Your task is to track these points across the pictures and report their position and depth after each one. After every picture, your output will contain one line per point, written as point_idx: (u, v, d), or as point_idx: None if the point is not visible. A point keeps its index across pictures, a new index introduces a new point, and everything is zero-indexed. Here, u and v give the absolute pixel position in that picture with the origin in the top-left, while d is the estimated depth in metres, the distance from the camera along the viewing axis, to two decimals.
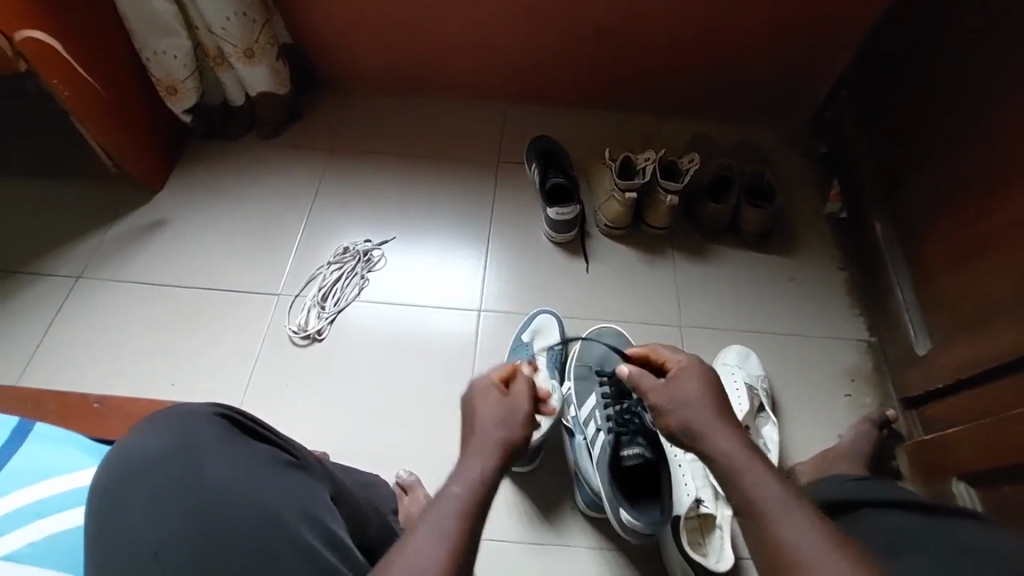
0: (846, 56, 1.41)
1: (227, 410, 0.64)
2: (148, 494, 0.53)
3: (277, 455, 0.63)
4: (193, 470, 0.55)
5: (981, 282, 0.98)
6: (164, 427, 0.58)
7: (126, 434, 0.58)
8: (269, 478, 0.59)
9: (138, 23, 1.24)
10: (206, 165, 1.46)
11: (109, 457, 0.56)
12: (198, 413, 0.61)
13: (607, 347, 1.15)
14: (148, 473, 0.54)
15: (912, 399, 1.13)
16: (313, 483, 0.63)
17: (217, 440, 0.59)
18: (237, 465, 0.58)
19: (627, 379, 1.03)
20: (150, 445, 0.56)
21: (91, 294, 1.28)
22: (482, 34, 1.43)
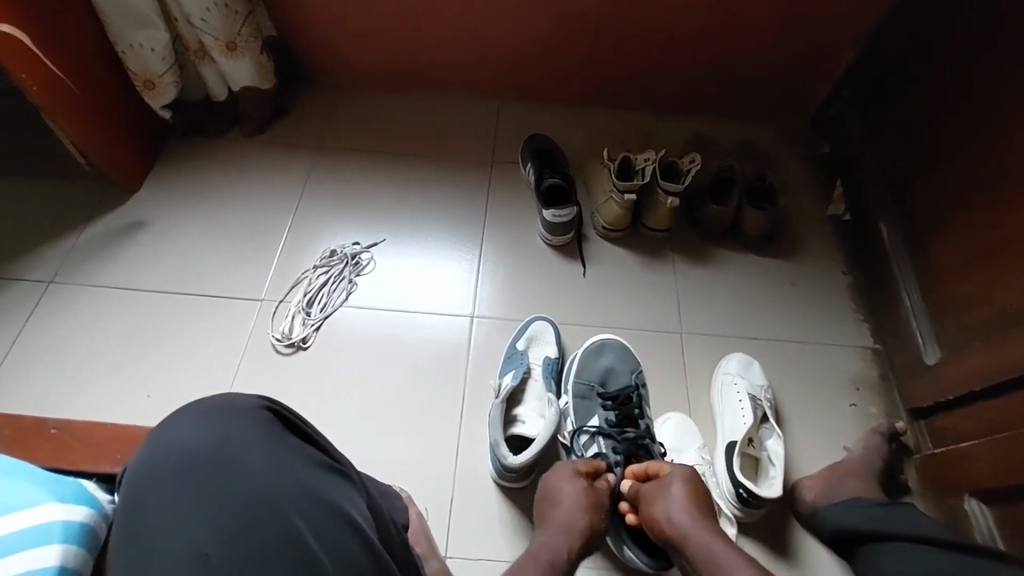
0: (851, 51, 1.36)
1: (271, 403, 0.60)
2: (184, 492, 0.51)
3: (317, 455, 0.58)
4: (227, 470, 0.53)
5: (995, 290, 0.94)
6: (204, 416, 0.56)
7: (167, 423, 0.56)
8: (306, 482, 0.55)
9: (111, 14, 1.18)
10: (187, 164, 1.40)
11: (148, 445, 0.54)
12: (241, 406, 0.58)
13: (608, 361, 1.10)
14: (185, 469, 0.52)
15: (920, 410, 1.09)
16: (351, 489, 0.58)
17: (255, 438, 0.56)
18: (274, 467, 0.54)
19: (633, 408, 1.02)
20: (188, 434, 0.54)
21: (64, 300, 1.21)
22: (476, 26, 1.37)
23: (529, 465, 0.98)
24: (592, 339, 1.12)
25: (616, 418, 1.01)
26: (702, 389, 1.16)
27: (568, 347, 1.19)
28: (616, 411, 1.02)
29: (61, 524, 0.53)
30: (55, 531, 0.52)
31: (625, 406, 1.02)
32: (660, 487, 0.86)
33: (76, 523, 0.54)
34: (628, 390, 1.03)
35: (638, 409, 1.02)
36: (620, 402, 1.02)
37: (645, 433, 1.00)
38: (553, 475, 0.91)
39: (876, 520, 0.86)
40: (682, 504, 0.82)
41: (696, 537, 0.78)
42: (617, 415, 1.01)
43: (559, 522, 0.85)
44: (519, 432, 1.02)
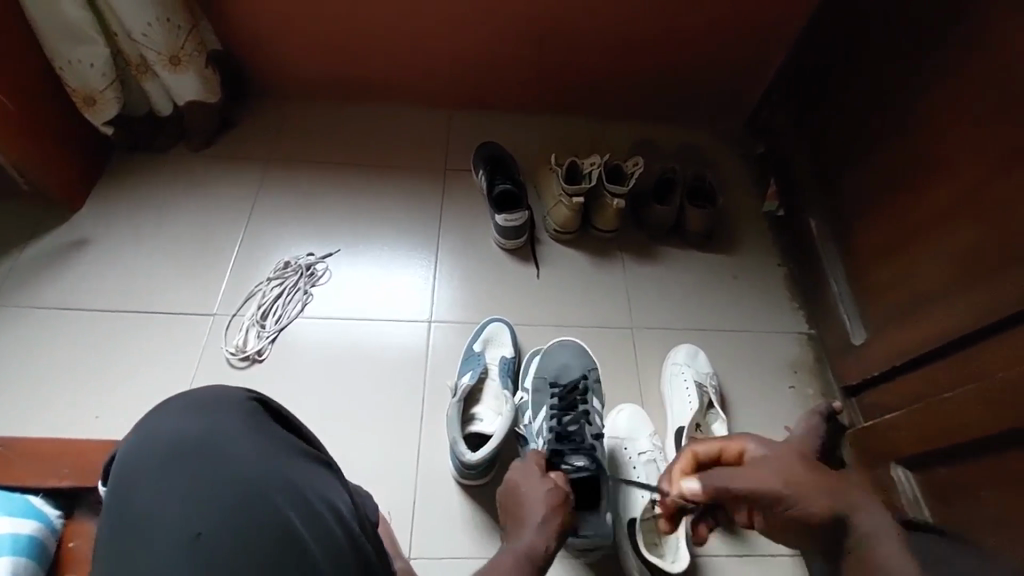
0: (776, 58, 1.46)
1: (257, 397, 0.63)
2: (172, 478, 0.53)
3: (303, 447, 0.61)
4: (216, 455, 0.54)
5: (909, 273, 1.03)
6: (196, 407, 0.58)
7: (153, 413, 0.57)
8: (294, 468, 0.57)
9: (46, 30, 1.15)
10: (132, 180, 1.37)
11: (137, 436, 0.56)
12: (229, 396, 0.60)
13: (563, 359, 1.13)
14: (173, 456, 0.54)
15: (851, 387, 1.18)
16: (335, 482, 0.61)
17: (242, 426, 0.58)
18: (262, 453, 0.56)
19: (577, 398, 1.05)
20: (179, 422, 0.56)
21: (3, 322, 1.17)
22: (424, 39, 1.41)
23: (487, 461, 1.01)
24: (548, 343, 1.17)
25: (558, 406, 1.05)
26: (653, 380, 1.21)
27: (525, 346, 1.23)
28: (560, 399, 1.06)
29: (11, 538, 0.63)
30: (5, 543, 0.62)
31: (572, 395, 1.06)
32: None
33: (25, 537, 0.64)
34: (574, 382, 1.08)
35: (582, 398, 1.06)
36: (566, 393, 1.07)
37: (582, 420, 1.02)
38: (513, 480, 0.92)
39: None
40: None
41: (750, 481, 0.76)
42: (562, 403, 1.06)
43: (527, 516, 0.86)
44: (476, 430, 1.04)
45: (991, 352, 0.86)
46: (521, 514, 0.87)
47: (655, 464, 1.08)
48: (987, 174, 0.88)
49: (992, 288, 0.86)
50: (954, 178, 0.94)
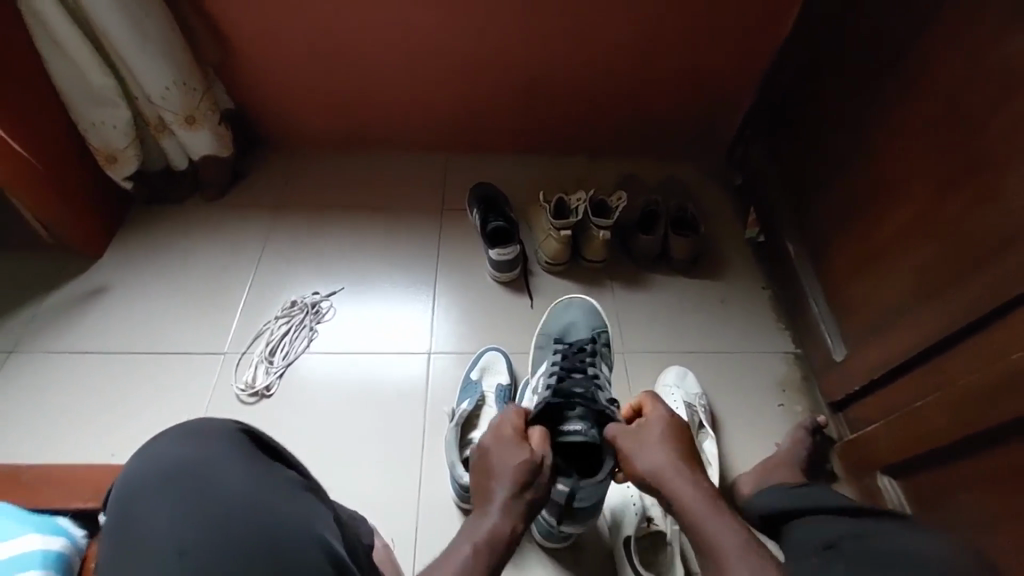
0: (747, 96, 1.57)
1: (246, 427, 0.69)
2: (170, 498, 0.59)
3: (291, 475, 0.67)
4: (209, 481, 0.60)
5: (880, 290, 1.09)
6: (190, 438, 0.64)
7: (154, 446, 0.64)
8: (280, 493, 0.63)
9: (74, 97, 1.26)
10: (148, 229, 1.46)
11: (139, 467, 0.62)
12: (221, 428, 0.67)
13: (573, 316, 1.23)
14: (170, 481, 0.60)
15: (836, 403, 1.22)
16: (321, 507, 0.66)
17: (233, 454, 0.64)
18: (250, 478, 0.62)
19: (585, 356, 1.08)
20: (176, 453, 0.62)
21: (25, 366, 1.24)
22: (419, 91, 1.52)
23: None
24: (559, 299, 1.28)
25: (565, 363, 1.05)
26: None
27: (521, 374, 1.28)
28: (567, 360, 1.06)
29: (40, 552, 0.61)
30: (35, 558, 0.60)
31: (577, 355, 1.08)
32: (639, 429, 0.83)
33: (54, 551, 0.62)
34: (580, 340, 1.14)
35: (589, 360, 1.07)
36: (574, 353, 1.09)
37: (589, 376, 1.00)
38: (482, 453, 0.80)
39: (789, 497, 0.96)
40: (659, 446, 0.80)
41: (672, 477, 0.77)
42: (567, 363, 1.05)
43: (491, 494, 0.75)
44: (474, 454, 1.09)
45: (957, 361, 0.91)
46: (484, 491, 0.76)
47: None
48: (936, 194, 0.96)
49: (951, 300, 0.92)
50: (909, 199, 1.01)
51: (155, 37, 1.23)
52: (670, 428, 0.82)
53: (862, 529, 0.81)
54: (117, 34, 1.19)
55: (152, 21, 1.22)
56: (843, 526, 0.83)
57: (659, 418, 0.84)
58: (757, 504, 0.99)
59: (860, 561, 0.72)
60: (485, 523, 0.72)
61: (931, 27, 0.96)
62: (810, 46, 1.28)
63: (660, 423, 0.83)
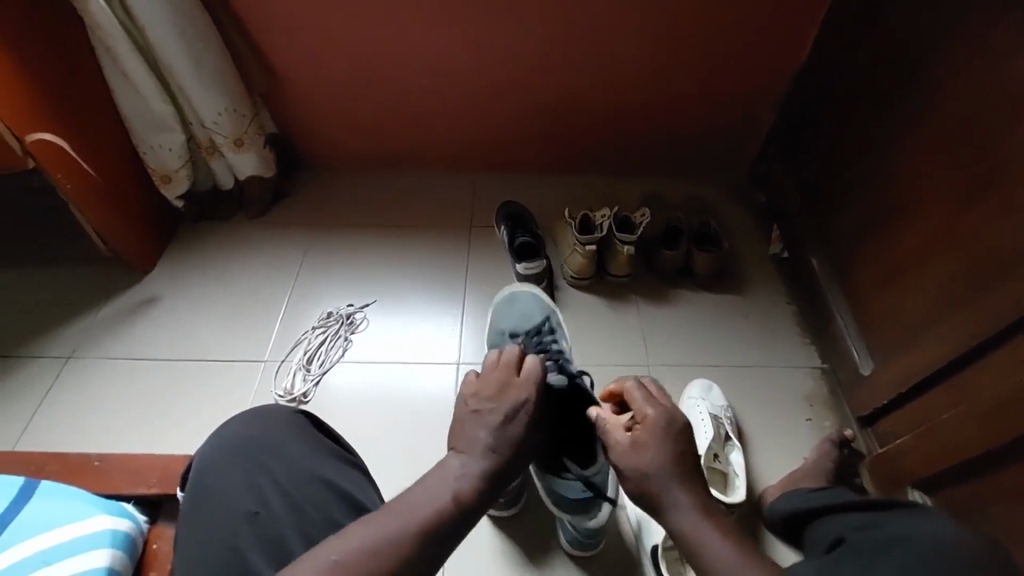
0: (769, 116, 1.60)
1: (304, 413, 0.85)
2: (245, 471, 0.74)
3: (340, 451, 0.81)
4: (276, 458, 0.75)
5: (904, 303, 1.10)
6: (256, 422, 0.80)
7: (229, 428, 0.80)
8: (331, 467, 0.76)
9: (136, 123, 1.37)
10: (196, 244, 1.56)
11: (219, 447, 0.77)
12: (282, 413, 0.82)
13: (522, 305, 1.28)
14: (243, 457, 0.75)
15: (865, 417, 1.21)
16: (367, 479, 0.80)
17: (292, 435, 0.79)
18: (307, 456, 0.76)
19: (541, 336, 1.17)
20: (246, 435, 0.78)
21: (84, 371, 1.33)
22: (450, 115, 1.60)
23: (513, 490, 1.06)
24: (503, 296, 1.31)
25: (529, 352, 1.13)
26: None
27: None
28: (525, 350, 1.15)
29: (110, 531, 0.69)
30: (105, 537, 0.69)
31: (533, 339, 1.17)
32: (635, 442, 0.77)
33: (122, 532, 0.71)
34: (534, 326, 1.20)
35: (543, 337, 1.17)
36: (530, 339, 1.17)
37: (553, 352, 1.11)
38: (462, 394, 0.76)
39: (807, 500, 1.01)
40: (656, 465, 0.74)
41: (671, 500, 0.72)
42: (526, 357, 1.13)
43: (472, 438, 0.69)
44: None
45: (984, 371, 0.92)
46: (463, 432, 0.70)
47: None
48: (956, 207, 0.98)
49: (976, 310, 0.93)
50: (931, 213, 1.03)
51: (212, 69, 1.34)
52: (661, 437, 0.76)
53: (874, 514, 0.84)
54: (177, 66, 1.30)
55: (209, 54, 1.33)
56: (856, 517, 0.87)
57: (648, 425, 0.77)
58: (779, 504, 1.06)
59: (862, 551, 0.75)
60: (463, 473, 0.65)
61: (948, 48, 0.99)
62: (829, 67, 1.32)
63: (649, 433, 0.76)
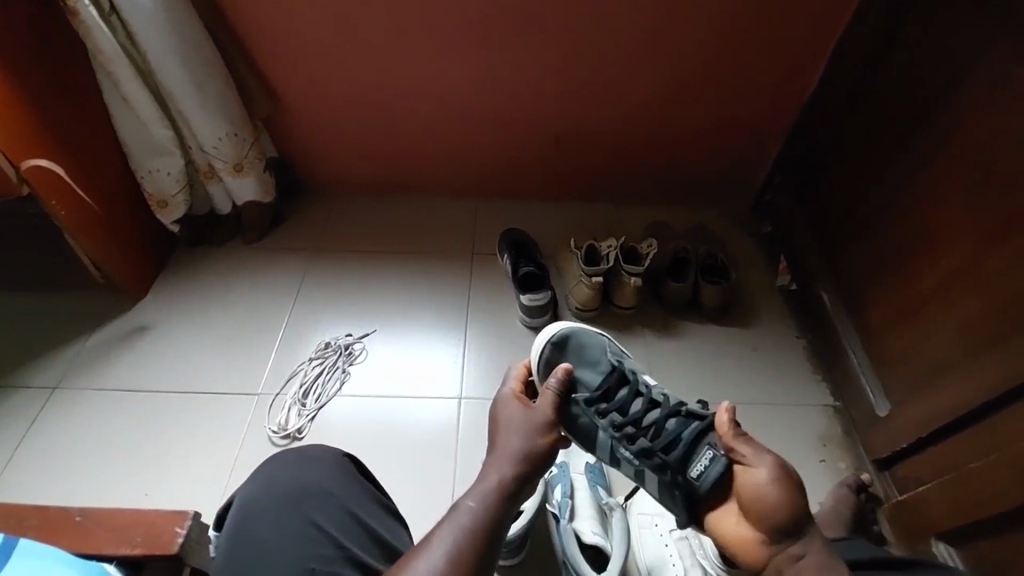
0: (775, 147, 1.59)
1: (350, 456, 0.83)
2: (286, 510, 0.71)
3: (381, 500, 0.80)
4: (320, 498, 0.73)
5: (922, 343, 1.07)
6: (305, 460, 0.77)
7: (276, 462, 0.77)
8: (370, 509, 0.75)
9: (135, 147, 1.35)
10: (191, 270, 1.52)
11: (263, 479, 0.75)
12: (325, 452, 0.80)
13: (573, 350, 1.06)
14: (287, 494, 0.73)
15: (882, 460, 1.17)
16: (403, 531, 0.78)
17: (339, 477, 0.77)
18: (353, 500, 0.75)
19: (631, 390, 0.99)
20: (293, 472, 0.75)
21: (69, 403, 1.27)
22: (455, 141, 1.58)
23: (519, 539, 1.02)
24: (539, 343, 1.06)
25: (631, 417, 0.95)
26: None
27: None
28: (625, 415, 0.96)
29: None
30: None
31: (621, 398, 0.98)
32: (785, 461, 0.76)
33: None
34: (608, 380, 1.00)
35: (633, 395, 0.99)
36: (617, 399, 0.98)
37: (663, 406, 0.96)
38: (497, 405, 0.79)
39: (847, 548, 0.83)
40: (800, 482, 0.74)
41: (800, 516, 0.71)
42: (625, 430, 0.95)
43: (504, 451, 0.70)
44: None
45: (1010, 421, 0.88)
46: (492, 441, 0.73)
47: (687, 541, 1.03)
48: (976, 249, 0.96)
49: (1000, 358, 0.90)
50: (951, 253, 1.01)
51: (214, 95, 1.32)
52: (787, 490, 0.72)
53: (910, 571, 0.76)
54: (179, 92, 1.27)
55: (213, 80, 1.31)
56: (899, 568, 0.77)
57: (778, 472, 0.73)
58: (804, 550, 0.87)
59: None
60: (494, 479, 0.66)
61: (967, 89, 0.98)
62: (841, 100, 1.31)
63: (774, 487, 0.72)
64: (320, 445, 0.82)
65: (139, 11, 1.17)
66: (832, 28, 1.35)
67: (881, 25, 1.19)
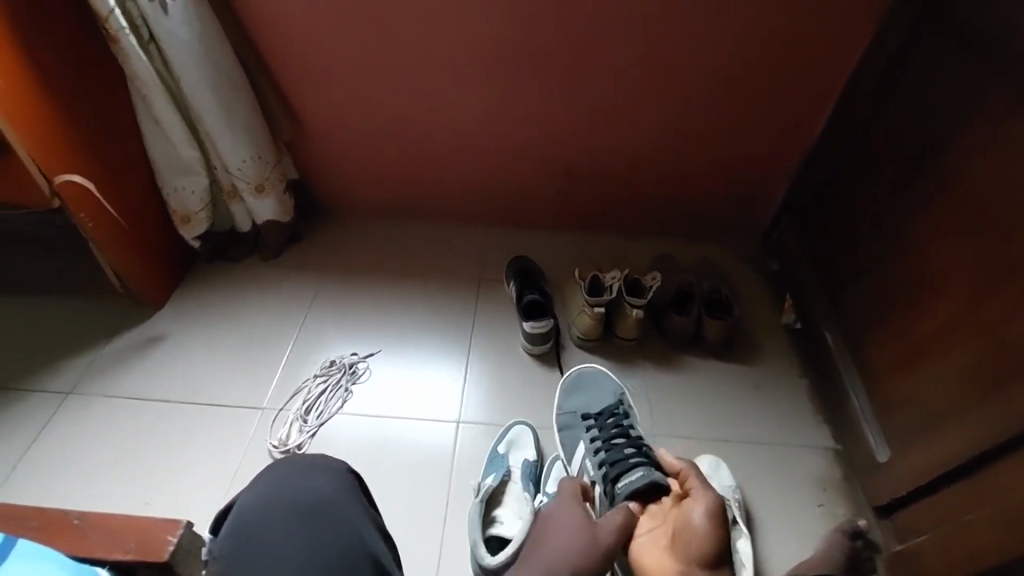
0: (782, 186, 1.61)
1: (356, 471, 0.84)
2: (286, 525, 0.75)
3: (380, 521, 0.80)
4: (319, 517, 0.76)
5: (921, 389, 1.07)
6: (313, 474, 0.80)
7: (284, 472, 0.80)
8: (365, 530, 0.77)
9: (164, 166, 1.42)
10: (207, 284, 1.57)
11: (269, 490, 0.78)
12: (333, 464, 0.82)
13: (592, 383, 1.33)
14: (290, 510, 0.76)
15: (882, 507, 1.16)
16: (395, 555, 0.79)
17: (339, 496, 0.78)
18: (349, 520, 0.76)
19: (616, 420, 1.21)
20: (300, 486, 0.78)
21: (81, 408, 1.31)
22: (466, 169, 1.64)
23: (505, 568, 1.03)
24: (575, 369, 1.37)
25: (604, 436, 1.18)
26: None
27: (549, 451, 1.28)
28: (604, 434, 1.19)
29: None
30: None
31: (606, 421, 1.22)
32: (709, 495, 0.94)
33: None
34: (607, 410, 1.23)
35: (618, 424, 1.20)
36: (604, 422, 1.21)
37: (632, 438, 1.16)
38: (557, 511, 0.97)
39: None
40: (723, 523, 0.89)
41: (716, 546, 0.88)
42: (596, 445, 1.17)
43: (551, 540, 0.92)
44: (497, 533, 1.08)
45: (1008, 473, 0.87)
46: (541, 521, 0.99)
47: None
48: (976, 297, 0.96)
49: (1001, 407, 0.89)
50: (953, 299, 1.00)
51: (240, 118, 1.39)
52: (713, 522, 0.89)
53: None
54: (209, 115, 1.35)
55: (241, 103, 1.38)
56: None
57: (710, 511, 0.90)
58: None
59: None
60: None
61: (968, 139, 0.99)
62: (847, 144, 1.33)
63: (703, 518, 0.89)
64: (328, 456, 0.84)
65: (176, 40, 1.24)
66: (837, 73, 1.39)
67: (884, 74, 1.22)
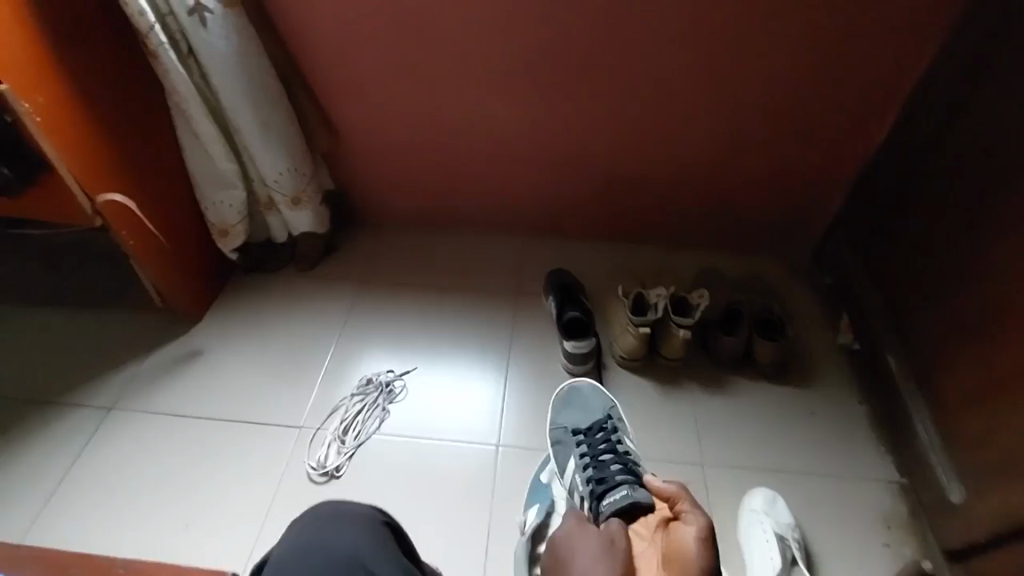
0: (839, 197, 1.52)
1: (389, 519, 0.79)
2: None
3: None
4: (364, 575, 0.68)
5: (999, 429, 0.98)
6: (350, 523, 0.73)
7: (317, 520, 0.73)
8: None
9: (202, 179, 1.40)
10: (244, 296, 1.56)
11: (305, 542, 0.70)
12: (364, 511, 0.76)
13: (583, 396, 1.27)
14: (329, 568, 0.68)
15: (955, 552, 1.08)
16: None
17: (381, 551, 0.72)
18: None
19: (605, 434, 1.16)
20: (336, 537, 0.71)
21: (123, 425, 1.32)
22: (503, 180, 1.59)
23: None
24: (565, 384, 1.30)
25: (592, 452, 1.12)
26: (729, 527, 1.16)
27: None
28: (592, 450, 1.13)
29: None
30: None
31: (595, 437, 1.16)
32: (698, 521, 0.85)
33: None
34: (596, 423, 1.18)
35: (606, 439, 1.15)
36: (592, 437, 1.16)
37: (620, 455, 1.10)
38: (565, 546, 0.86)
39: None
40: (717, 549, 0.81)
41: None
42: (585, 462, 1.11)
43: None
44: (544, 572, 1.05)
45: None
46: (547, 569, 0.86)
47: None
48: None
49: None
50: None
51: (278, 132, 1.37)
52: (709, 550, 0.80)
53: None
54: (246, 129, 1.32)
55: (277, 115, 1.36)
56: None
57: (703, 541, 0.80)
58: None
59: None
60: None
61: None
62: (915, 155, 1.24)
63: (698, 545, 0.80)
64: (361, 502, 0.78)
65: (213, 54, 1.22)
66: (904, 78, 1.29)
67: (960, 81, 1.12)
